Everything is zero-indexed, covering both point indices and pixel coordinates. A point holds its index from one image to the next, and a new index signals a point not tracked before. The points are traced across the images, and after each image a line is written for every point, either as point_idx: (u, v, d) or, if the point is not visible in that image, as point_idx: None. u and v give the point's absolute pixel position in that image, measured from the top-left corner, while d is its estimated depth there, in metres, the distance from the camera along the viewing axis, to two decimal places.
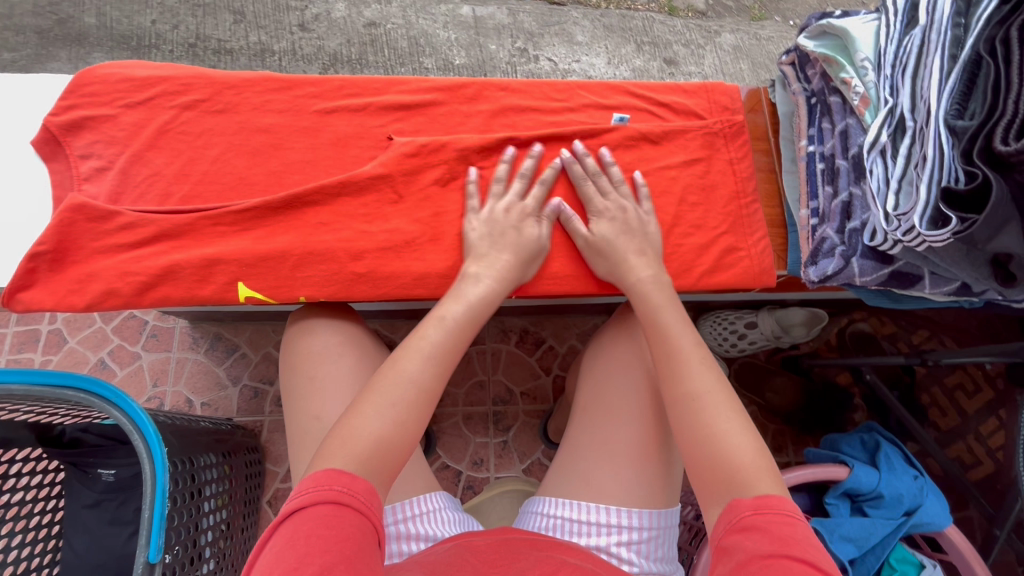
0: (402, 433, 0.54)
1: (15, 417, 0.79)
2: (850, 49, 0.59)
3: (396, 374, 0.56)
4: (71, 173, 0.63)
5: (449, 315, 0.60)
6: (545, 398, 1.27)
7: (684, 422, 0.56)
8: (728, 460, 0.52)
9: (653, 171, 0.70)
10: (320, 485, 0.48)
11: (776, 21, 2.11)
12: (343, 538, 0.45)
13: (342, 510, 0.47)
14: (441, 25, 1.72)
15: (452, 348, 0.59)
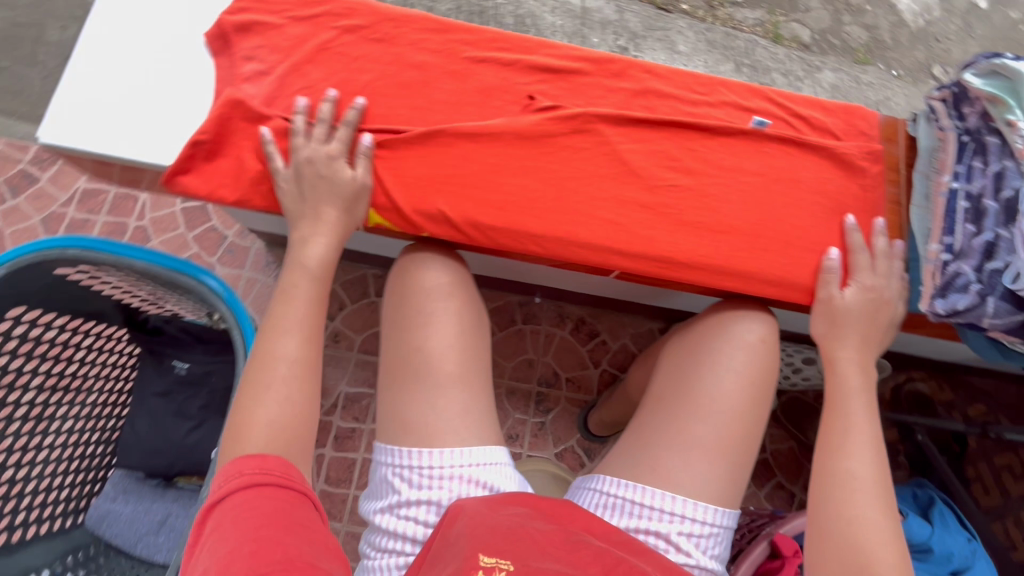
0: (289, 411, 0.60)
1: (106, 292, 0.84)
2: (1021, 91, 0.58)
3: (274, 361, 0.62)
4: (233, 71, 0.65)
5: (293, 292, 0.64)
6: (589, 389, 1.27)
7: (828, 491, 0.60)
8: (858, 542, 0.56)
9: (782, 179, 0.69)
10: (232, 475, 0.54)
11: (879, 68, 2.08)
12: (273, 513, 0.50)
13: (262, 490, 0.52)
14: (549, 10, 1.76)
15: (314, 320, 0.65)
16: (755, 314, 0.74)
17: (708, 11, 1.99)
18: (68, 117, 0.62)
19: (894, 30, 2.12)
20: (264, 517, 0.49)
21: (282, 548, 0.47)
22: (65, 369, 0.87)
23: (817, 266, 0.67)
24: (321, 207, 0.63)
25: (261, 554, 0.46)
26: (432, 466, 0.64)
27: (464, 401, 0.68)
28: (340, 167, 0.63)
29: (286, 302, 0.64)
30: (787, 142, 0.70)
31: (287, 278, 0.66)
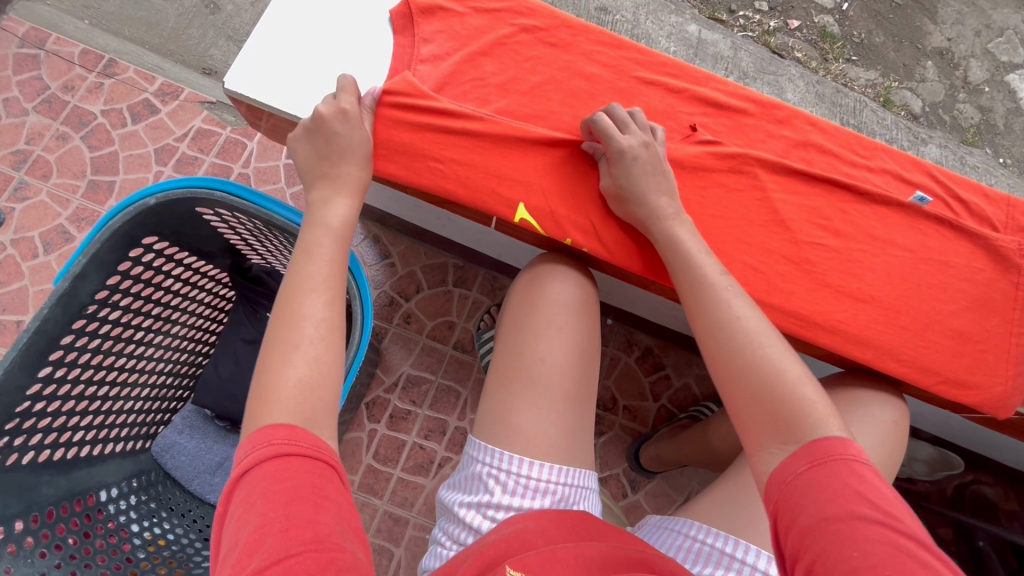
0: (323, 374, 0.54)
1: (228, 237, 0.87)
2: None
3: (299, 318, 0.55)
4: (411, 50, 0.66)
5: (320, 246, 0.59)
6: (644, 421, 1.26)
7: (731, 349, 0.56)
8: (782, 400, 0.52)
9: (933, 260, 0.67)
10: (258, 443, 0.48)
11: (986, 152, 2.01)
12: (303, 484, 0.46)
13: (291, 462, 0.47)
14: (665, 35, 1.76)
15: (337, 274, 0.58)
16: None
17: (821, 63, 1.96)
18: (256, 69, 0.65)
19: (1009, 116, 2.05)
20: (296, 488, 0.45)
21: (314, 527, 0.44)
22: (172, 303, 0.90)
23: (955, 356, 0.65)
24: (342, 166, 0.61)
25: (293, 536, 0.43)
26: (529, 476, 0.64)
27: (573, 418, 0.68)
28: (353, 120, 0.62)
29: (311, 258, 0.58)
30: (945, 224, 0.68)
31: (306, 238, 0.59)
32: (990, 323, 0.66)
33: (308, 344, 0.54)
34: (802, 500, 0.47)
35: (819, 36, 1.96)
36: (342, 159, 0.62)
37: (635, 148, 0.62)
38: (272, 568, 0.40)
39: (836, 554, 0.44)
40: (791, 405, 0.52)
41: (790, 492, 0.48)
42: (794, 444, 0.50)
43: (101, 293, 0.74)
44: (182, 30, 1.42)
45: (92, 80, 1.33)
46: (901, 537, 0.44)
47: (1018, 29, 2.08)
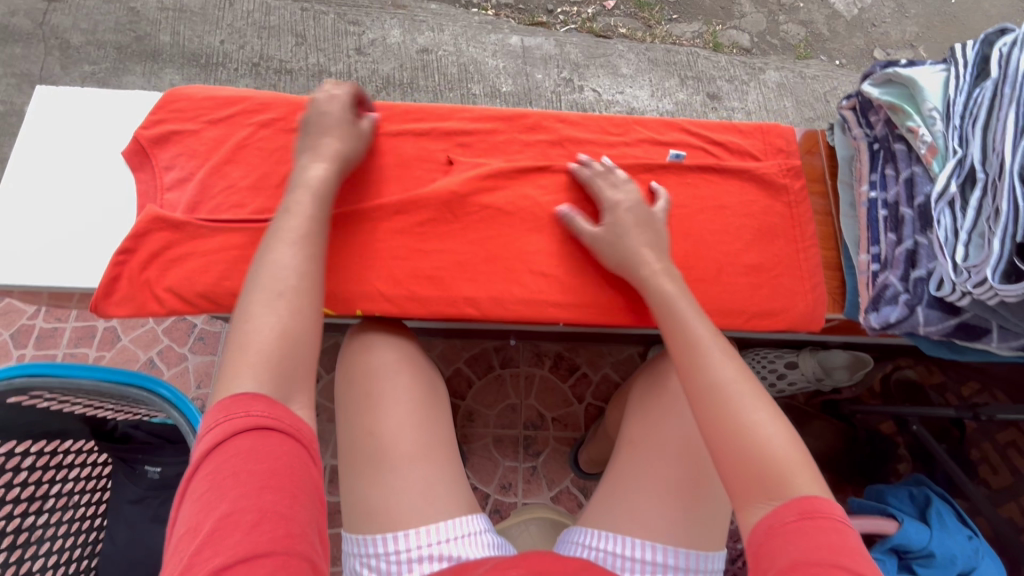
0: (302, 323, 0.57)
1: (72, 410, 0.84)
2: (918, 100, 0.61)
3: (271, 264, 0.58)
4: (156, 183, 0.67)
5: (297, 205, 0.62)
6: (577, 425, 1.25)
7: (716, 409, 0.55)
8: (760, 455, 0.52)
9: (709, 208, 0.70)
10: (231, 413, 0.50)
11: (822, 60, 2.14)
12: (277, 470, 0.48)
13: (267, 435, 0.50)
14: (490, 54, 1.81)
15: (315, 229, 0.61)
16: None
17: (646, 31, 2.04)
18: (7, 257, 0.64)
19: (830, 22, 2.19)
20: (269, 473, 0.47)
21: (288, 522, 0.46)
22: (46, 492, 0.84)
23: (755, 290, 0.67)
24: (322, 138, 0.64)
25: (264, 532, 0.44)
26: (400, 552, 0.63)
27: (427, 478, 0.66)
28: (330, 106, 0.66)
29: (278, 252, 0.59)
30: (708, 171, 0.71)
31: (291, 198, 0.62)
32: (776, 248, 0.69)
33: (292, 293, 0.57)
34: (784, 548, 0.47)
35: (636, 7, 2.05)
36: (321, 133, 0.65)
37: (625, 199, 0.66)
38: (236, 565, 0.42)
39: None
40: (776, 470, 0.51)
41: (777, 538, 0.48)
42: (778, 497, 0.50)
43: None
44: None
45: None
46: None
47: None
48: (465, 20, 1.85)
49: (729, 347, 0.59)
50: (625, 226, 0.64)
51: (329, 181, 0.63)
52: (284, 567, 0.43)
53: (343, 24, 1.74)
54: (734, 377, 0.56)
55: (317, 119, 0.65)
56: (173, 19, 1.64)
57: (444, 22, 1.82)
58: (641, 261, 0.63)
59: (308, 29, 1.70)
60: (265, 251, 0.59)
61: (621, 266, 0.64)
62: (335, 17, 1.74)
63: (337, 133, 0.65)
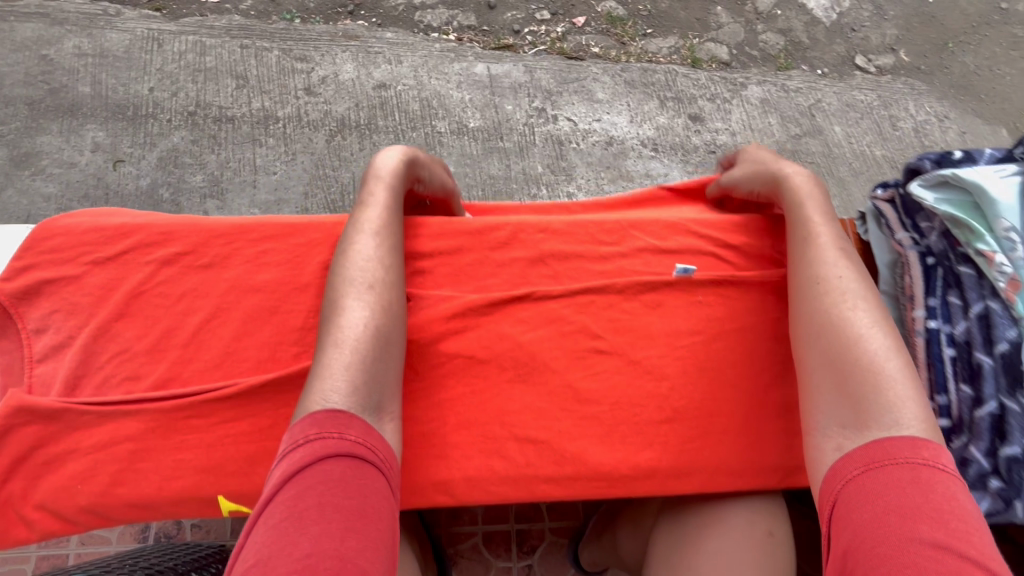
0: (386, 322, 0.67)
1: None
2: (986, 217, 0.69)
3: (360, 258, 0.69)
4: (24, 353, 0.67)
5: (373, 198, 0.74)
6: (574, 513, 1.12)
7: (818, 298, 0.70)
8: (872, 395, 0.63)
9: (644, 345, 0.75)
10: (326, 431, 0.57)
11: (803, 70, 2.04)
12: (363, 512, 0.54)
13: (362, 467, 0.57)
14: (454, 85, 1.67)
15: (388, 229, 0.73)
16: (752, 505, 0.70)
17: (621, 49, 1.91)
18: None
19: (809, 29, 2.09)
20: (356, 516, 0.53)
21: (359, 567, 0.51)
22: None
23: (684, 433, 0.72)
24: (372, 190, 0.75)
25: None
26: None
27: None
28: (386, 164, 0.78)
29: (355, 249, 0.70)
30: (652, 300, 0.77)
31: (366, 190, 0.76)
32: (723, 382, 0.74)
33: (380, 287, 0.68)
34: (859, 498, 0.58)
35: (608, 24, 1.92)
36: (369, 186, 0.76)
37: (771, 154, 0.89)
38: None
39: (877, 563, 0.53)
40: (875, 370, 0.64)
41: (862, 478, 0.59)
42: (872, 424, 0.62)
43: None
44: None
45: None
46: (957, 555, 0.52)
47: None
48: (425, 48, 1.70)
49: (850, 250, 0.74)
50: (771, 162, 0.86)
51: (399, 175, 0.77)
52: None
53: (289, 61, 1.57)
54: (852, 276, 0.71)
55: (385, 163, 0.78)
56: (93, 66, 1.45)
57: (401, 53, 1.67)
58: (804, 202, 0.78)
59: (249, 69, 1.54)
60: (349, 243, 0.70)
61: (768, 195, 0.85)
62: (280, 53, 1.58)
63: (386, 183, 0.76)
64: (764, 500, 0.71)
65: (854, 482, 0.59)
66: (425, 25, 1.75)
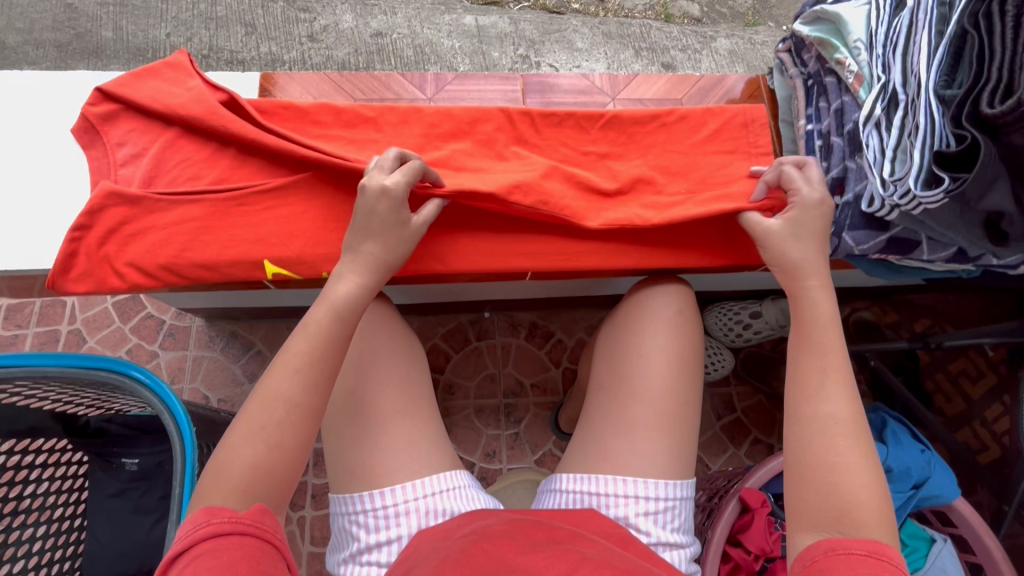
0: (279, 457, 0.55)
1: (43, 406, 0.83)
2: (840, 32, 0.74)
3: (267, 393, 0.56)
4: (108, 159, 0.67)
5: (311, 319, 0.60)
6: (555, 390, 1.28)
7: (808, 425, 0.59)
8: (844, 501, 0.54)
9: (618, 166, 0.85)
10: (196, 526, 0.49)
11: (770, 26, 2.19)
12: (242, 566, 0.46)
13: (231, 538, 0.48)
14: (445, 34, 1.81)
15: (323, 358, 0.58)
16: (669, 290, 0.81)
17: (599, 5, 2.06)
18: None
19: None
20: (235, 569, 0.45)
21: None
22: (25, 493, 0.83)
23: None
24: (362, 244, 0.62)
25: None
26: (389, 508, 0.65)
27: (409, 431, 0.69)
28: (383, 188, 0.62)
29: (275, 374, 0.57)
30: None
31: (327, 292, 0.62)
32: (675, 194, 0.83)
33: (275, 427, 0.55)
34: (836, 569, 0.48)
35: None
36: (365, 237, 0.62)
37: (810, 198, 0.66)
38: None
39: None
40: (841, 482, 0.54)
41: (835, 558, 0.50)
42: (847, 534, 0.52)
43: None
44: None
45: None
46: None
47: None
48: (418, 2, 1.85)
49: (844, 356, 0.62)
50: (803, 230, 0.66)
51: (393, 243, 0.63)
52: None
53: (293, 11, 1.72)
54: (840, 383, 0.60)
55: (369, 203, 0.62)
56: (115, 14, 1.59)
57: (396, 6, 1.81)
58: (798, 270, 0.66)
59: (257, 17, 1.68)
60: (262, 379, 0.57)
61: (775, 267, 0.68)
62: (284, 4, 1.72)
63: (381, 238, 0.62)
64: (676, 285, 0.81)
65: (815, 560, 0.51)
66: None
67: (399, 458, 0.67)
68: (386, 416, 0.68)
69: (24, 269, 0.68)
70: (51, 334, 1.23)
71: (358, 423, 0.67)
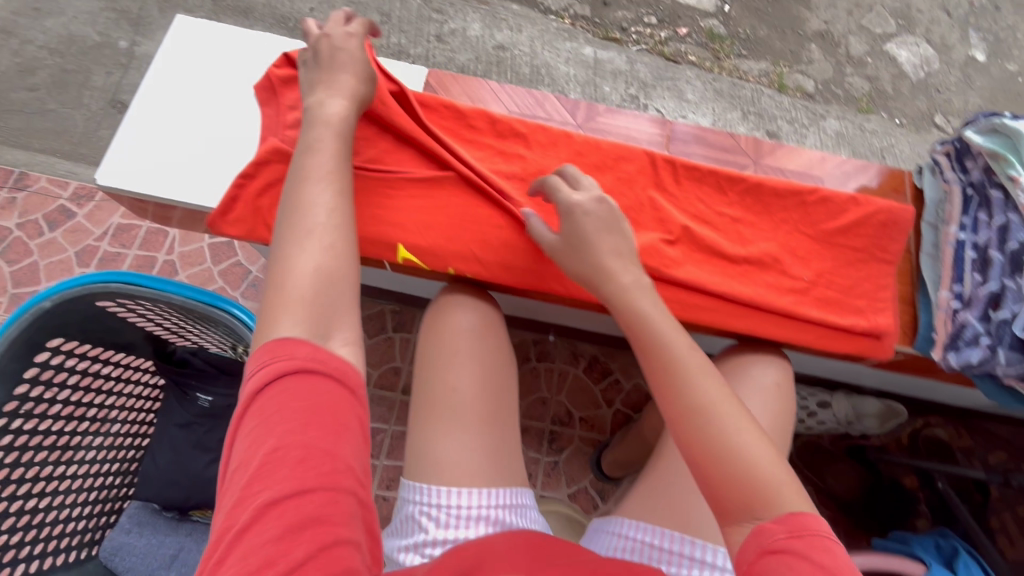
0: (333, 264, 0.61)
1: (143, 325, 0.88)
2: (1017, 149, 0.77)
3: (306, 210, 0.62)
4: (279, 119, 0.72)
5: (317, 142, 0.65)
6: (602, 428, 1.27)
7: (702, 427, 0.58)
8: (749, 474, 0.55)
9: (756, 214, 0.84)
10: (276, 356, 0.54)
11: (882, 117, 2.15)
12: (317, 406, 0.52)
13: (310, 373, 0.54)
14: (563, 60, 1.86)
15: (340, 169, 0.64)
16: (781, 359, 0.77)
17: (715, 62, 2.08)
18: (126, 162, 0.73)
19: (895, 81, 2.20)
20: (311, 413, 0.52)
21: (331, 459, 0.50)
22: (99, 401, 0.90)
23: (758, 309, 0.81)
24: (339, 73, 0.67)
25: (310, 468, 0.49)
26: (461, 507, 0.65)
27: (495, 441, 0.69)
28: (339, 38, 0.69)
29: (306, 202, 0.62)
30: None
31: (311, 135, 0.66)
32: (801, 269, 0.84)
33: (317, 233, 0.61)
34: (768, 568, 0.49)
35: (708, 38, 2.09)
36: (333, 70, 0.68)
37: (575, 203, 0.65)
38: (288, 500, 0.47)
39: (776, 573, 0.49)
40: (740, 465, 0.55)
41: (757, 568, 0.50)
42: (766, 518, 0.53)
43: (9, 406, 0.75)
44: (93, 134, 1.47)
45: (6, 197, 1.35)
46: None
47: (884, 4, 2.28)
48: (543, 25, 1.92)
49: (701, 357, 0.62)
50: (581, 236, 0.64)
51: (350, 115, 0.67)
52: (331, 503, 0.48)
53: (428, 11, 1.80)
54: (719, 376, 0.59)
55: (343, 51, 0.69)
56: None
57: (523, 24, 1.88)
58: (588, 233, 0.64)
59: (394, 10, 1.77)
60: (297, 193, 0.63)
61: (580, 273, 0.65)
62: (421, 3, 1.81)
63: (348, 68, 0.68)
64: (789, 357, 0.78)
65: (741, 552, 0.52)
66: (545, 6, 1.97)
67: (482, 463, 0.68)
68: (476, 420, 0.69)
69: (192, 202, 0.73)
70: (149, 260, 1.30)
71: (450, 420, 0.68)
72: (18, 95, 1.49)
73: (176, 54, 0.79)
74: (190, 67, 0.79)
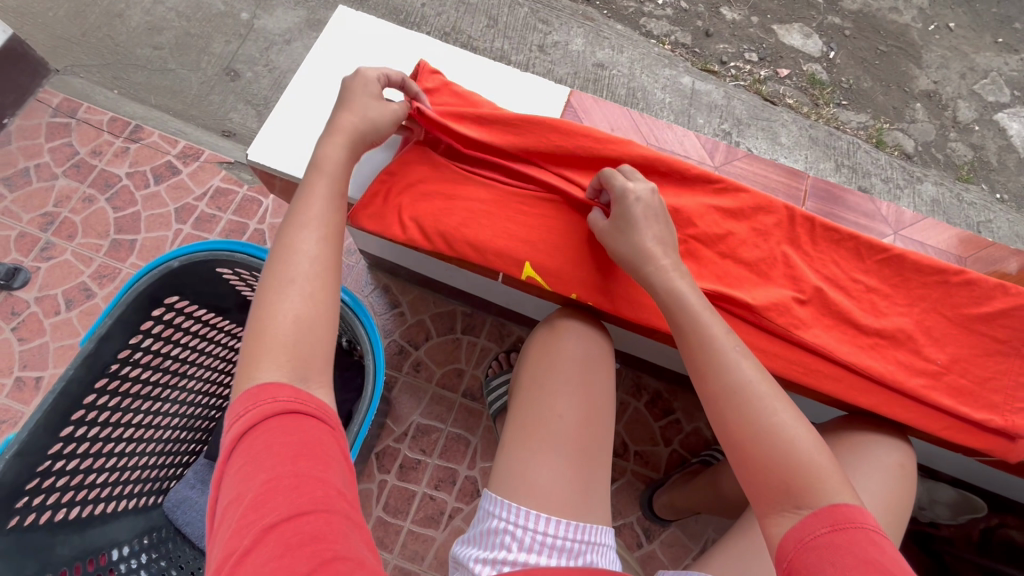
0: (317, 310, 0.64)
1: (242, 292, 0.91)
2: None
3: (298, 254, 0.66)
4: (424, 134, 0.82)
5: (314, 186, 0.71)
6: (656, 466, 1.24)
7: (747, 411, 0.63)
8: (798, 468, 0.60)
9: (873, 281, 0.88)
10: (258, 400, 0.56)
11: (982, 188, 2.04)
12: (307, 443, 0.53)
13: (298, 416, 0.55)
14: (660, 86, 1.84)
15: (330, 217, 0.69)
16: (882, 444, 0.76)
17: (812, 108, 2.02)
18: (281, 131, 0.89)
19: (1002, 153, 2.09)
20: (302, 447, 0.52)
21: (323, 484, 0.51)
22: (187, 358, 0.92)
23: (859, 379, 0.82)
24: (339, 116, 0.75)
25: (305, 495, 0.49)
26: (547, 536, 0.64)
27: (589, 475, 0.69)
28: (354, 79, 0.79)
29: (298, 248, 0.66)
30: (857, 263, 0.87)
31: (304, 182, 0.72)
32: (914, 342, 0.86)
33: (303, 279, 0.64)
34: (818, 557, 0.54)
35: (808, 83, 2.03)
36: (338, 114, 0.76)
37: (629, 191, 0.73)
38: (285, 522, 0.47)
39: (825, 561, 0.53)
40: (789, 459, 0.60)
41: (806, 553, 0.55)
42: (808, 508, 0.57)
43: (122, 352, 0.78)
44: (204, 97, 1.53)
45: (118, 145, 1.42)
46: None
47: (1001, 71, 2.16)
48: (645, 48, 1.90)
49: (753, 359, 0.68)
50: (629, 217, 0.72)
51: (343, 157, 0.73)
52: (327, 522, 0.48)
53: (534, 20, 1.81)
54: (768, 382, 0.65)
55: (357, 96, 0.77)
56: None
57: (624, 45, 1.87)
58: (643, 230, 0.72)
59: (501, 15, 1.79)
60: (289, 239, 0.67)
61: (627, 254, 0.73)
62: (528, 12, 1.82)
63: (350, 111, 0.75)
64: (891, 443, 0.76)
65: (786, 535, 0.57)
66: (647, 30, 1.96)
67: (575, 494, 0.67)
68: (573, 450, 0.70)
69: None
70: (241, 226, 1.35)
71: (548, 443, 0.69)
72: (142, 50, 1.56)
73: (332, 51, 0.96)
74: (341, 79, 0.94)
